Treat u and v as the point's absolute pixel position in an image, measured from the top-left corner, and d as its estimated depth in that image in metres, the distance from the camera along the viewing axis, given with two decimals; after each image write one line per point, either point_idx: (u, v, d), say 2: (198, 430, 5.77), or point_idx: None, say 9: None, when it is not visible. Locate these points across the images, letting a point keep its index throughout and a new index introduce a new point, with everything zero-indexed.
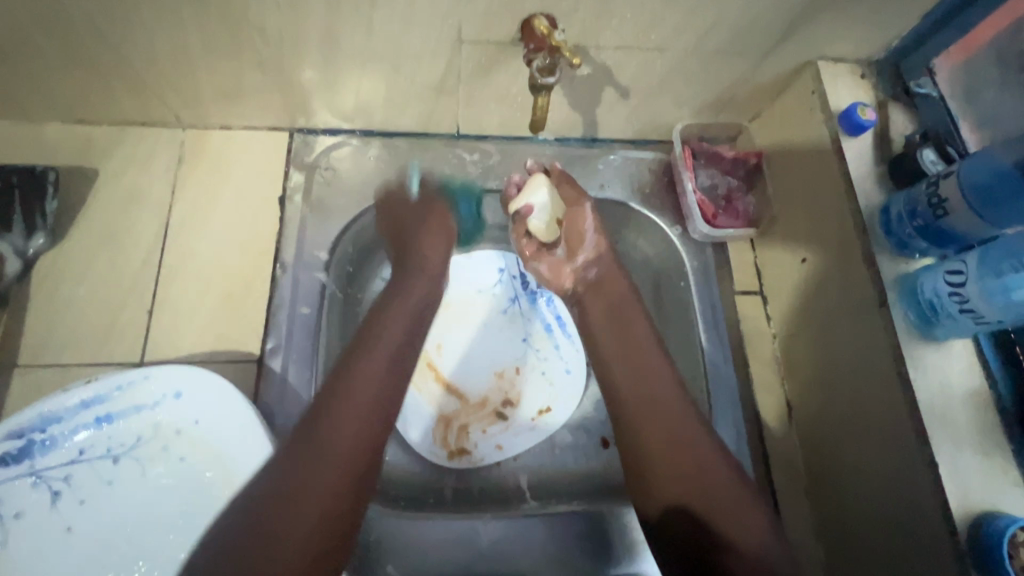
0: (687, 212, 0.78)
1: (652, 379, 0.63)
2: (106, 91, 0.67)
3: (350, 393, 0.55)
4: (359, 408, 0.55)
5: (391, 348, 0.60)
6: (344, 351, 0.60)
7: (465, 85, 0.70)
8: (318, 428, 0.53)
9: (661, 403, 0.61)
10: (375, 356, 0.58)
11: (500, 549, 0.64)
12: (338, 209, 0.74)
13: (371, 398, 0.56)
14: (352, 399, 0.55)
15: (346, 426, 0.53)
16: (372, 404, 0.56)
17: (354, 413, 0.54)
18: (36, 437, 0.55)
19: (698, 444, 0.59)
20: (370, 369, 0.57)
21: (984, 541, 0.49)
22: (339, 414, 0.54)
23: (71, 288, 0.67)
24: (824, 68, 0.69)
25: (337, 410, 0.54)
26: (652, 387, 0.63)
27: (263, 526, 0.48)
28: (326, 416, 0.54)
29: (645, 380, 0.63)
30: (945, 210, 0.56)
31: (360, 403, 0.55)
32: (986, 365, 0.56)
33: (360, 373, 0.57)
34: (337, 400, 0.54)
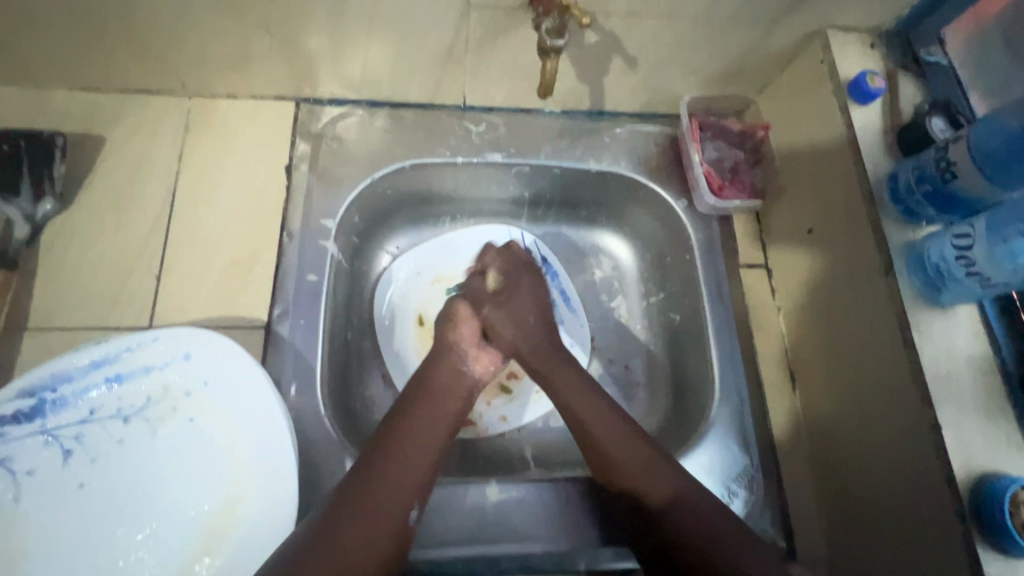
0: (693, 183, 0.78)
1: (585, 398, 0.65)
2: (112, 57, 0.67)
3: (408, 442, 0.57)
4: (428, 444, 0.59)
5: (447, 406, 0.63)
6: (398, 404, 0.62)
7: (473, 53, 0.70)
8: (383, 458, 0.56)
9: (609, 426, 0.62)
10: (429, 413, 0.61)
11: (505, 513, 0.64)
12: (344, 179, 0.74)
13: (427, 450, 0.58)
14: (408, 448, 0.57)
15: (411, 461, 0.56)
16: (428, 455, 0.58)
17: (411, 461, 0.56)
18: (48, 396, 0.56)
19: (663, 467, 0.58)
20: (430, 423, 0.60)
21: (985, 499, 0.50)
22: (412, 446, 0.57)
23: (79, 252, 0.67)
24: (834, 36, 0.68)
25: (402, 443, 0.57)
26: (604, 419, 0.62)
27: (325, 541, 0.49)
28: (385, 460, 0.55)
29: (603, 416, 0.63)
30: (953, 174, 0.56)
31: (418, 452, 0.57)
32: (991, 330, 0.57)
33: (417, 426, 0.59)
34: (396, 448, 0.56)
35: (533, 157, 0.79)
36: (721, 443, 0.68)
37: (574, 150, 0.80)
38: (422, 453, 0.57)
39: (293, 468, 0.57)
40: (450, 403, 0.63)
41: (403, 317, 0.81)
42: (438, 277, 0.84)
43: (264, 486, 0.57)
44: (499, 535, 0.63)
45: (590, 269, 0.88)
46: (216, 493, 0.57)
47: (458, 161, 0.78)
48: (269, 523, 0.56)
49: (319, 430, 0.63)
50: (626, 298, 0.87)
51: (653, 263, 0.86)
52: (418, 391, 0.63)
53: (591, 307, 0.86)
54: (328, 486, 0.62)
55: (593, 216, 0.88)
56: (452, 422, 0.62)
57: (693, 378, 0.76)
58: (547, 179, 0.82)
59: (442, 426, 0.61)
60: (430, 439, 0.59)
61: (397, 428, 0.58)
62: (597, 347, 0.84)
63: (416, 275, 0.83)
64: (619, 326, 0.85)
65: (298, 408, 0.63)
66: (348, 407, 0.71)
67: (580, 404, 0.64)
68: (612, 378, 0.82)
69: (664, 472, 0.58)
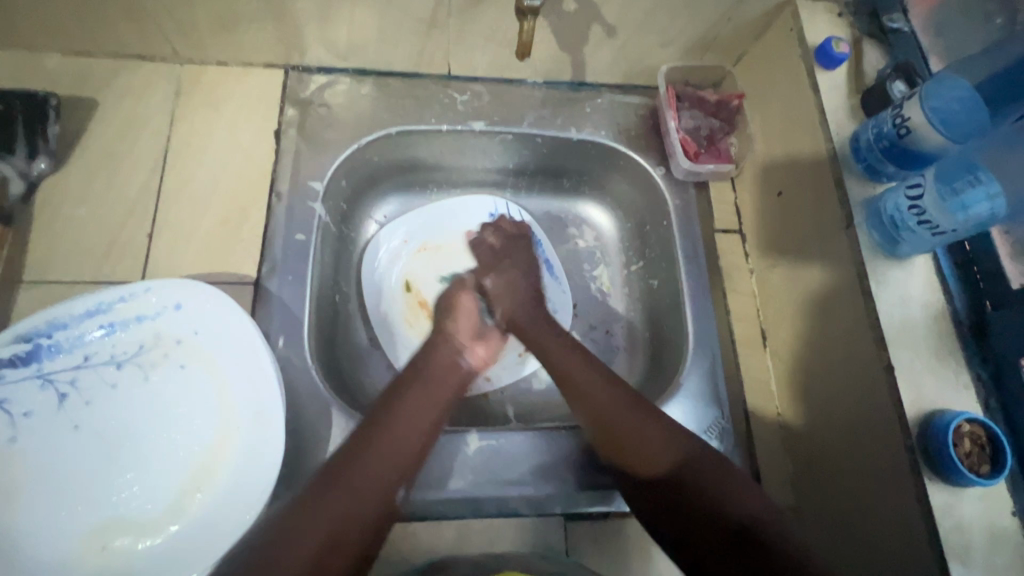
0: (670, 150, 0.81)
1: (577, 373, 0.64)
2: (105, 21, 0.69)
3: (396, 425, 0.58)
4: (417, 424, 0.59)
5: (437, 393, 0.63)
6: (389, 388, 0.62)
7: (456, 19, 0.72)
8: (371, 435, 0.56)
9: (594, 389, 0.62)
10: (416, 398, 0.61)
11: (486, 461, 0.66)
12: (331, 143, 0.76)
13: (412, 433, 0.58)
14: (395, 430, 0.57)
15: (400, 437, 0.57)
16: (417, 435, 0.59)
17: (396, 443, 0.57)
18: (42, 342, 0.58)
19: (662, 441, 0.58)
20: (421, 408, 0.60)
21: (932, 432, 0.53)
22: (400, 423, 0.58)
23: (72, 210, 0.70)
24: (802, 6, 0.71)
25: (391, 419, 0.58)
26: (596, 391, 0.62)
27: (312, 510, 0.50)
28: (372, 442, 0.56)
29: (600, 392, 0.62)
30: (907, 129, 0.59)
31: (404, 434, 0.58)
32: (944, 280, 0.60)
33: (404, 411, 0.59)
34: (384, 429, 0.57)
35: (516, 126, 0.82)
36: (692, 396, 0.71)
37: (556, 119, 0.82)
38: (408, 437, 0.58)
39: (280, 410, 0.59)
40: (440, 391, 0.63)
41: (390, 282, 0.84)
42: (424, 245, 0.86)
43: (252, 428, 0.59)
44: (481, 481, 0.65)
45: (572, 240, 0.90)
46: (206, 436, 0.59)
47: (444, 128, 0.80)
48: (256, 462, 0.58)
49: (306, 380, 0.66)
50: (607, 266, 0.89)
51: (634, 231, 0.88)
52: (413, 372, 0.64)
53: (574, 275, 0.88)
54: (313, 431, 0.64)
55: (576, 185, 0.90)
56: (442, 408, 0.62)
57: (668, 338, 0.79)
58: (530, 149, 0.85)
59: (430, 411, 0.61)
60: (421, 421, 0.60)
61: (386, 412, 0.59)
62: (580, 313, 0.86)
63: (402, 243, 0.85)
64: (601, 292, 0.88)
65: (286, 359, 0.66)
66: (335, 363, 0.74)
67: (571, 370, 0.65)
68: (593, 341, 0.85)
69: (660, 446, 0.57)
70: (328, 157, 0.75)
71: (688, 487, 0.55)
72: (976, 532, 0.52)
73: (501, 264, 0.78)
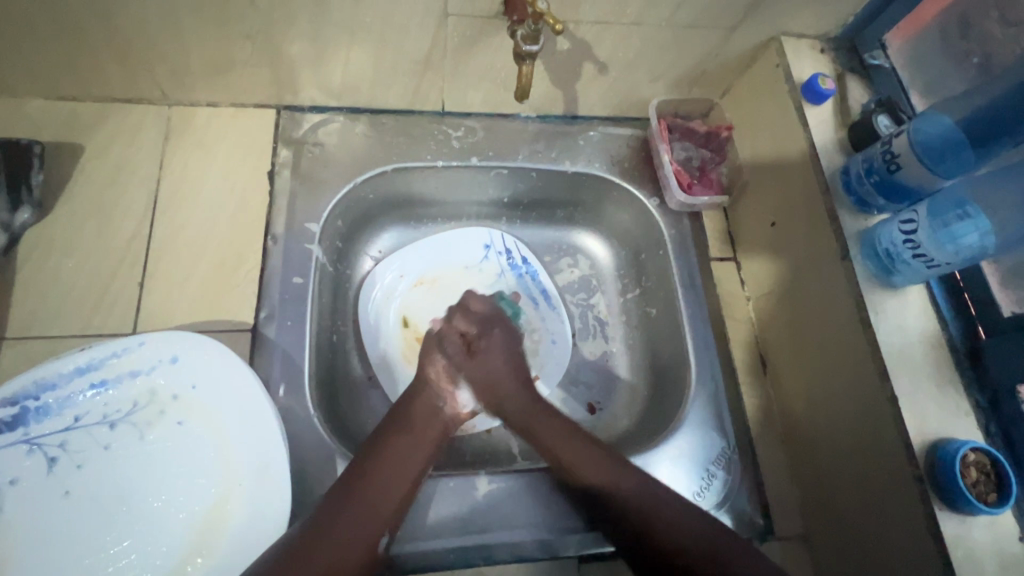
0: (664, 182, 0.82)
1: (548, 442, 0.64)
2: (92, 67, 0.67)
3: (384, 472, 0.58)
4: (402, 471, 0.59)
5: (422, 444, 0.63)
6: (377, 432, 0.62)
7: (451, 59, 0.72)
8: (363, 478, 0.57)
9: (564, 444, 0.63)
10: (400, 449, 0.61)
11: (493, 503, 0.65)
12: (326, 183, 0.75)
13: (397, 486, 0.58)
14: (381, 480, 0.58)
15: (388, 482, 0.58)
16: (404, 481, 0.59)
17: (382, 495, 0.57)
18: (30, 404, 0.56)
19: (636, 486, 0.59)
20: (407, 455, 0.60)
21: (939, 461, 0.55)
22: (389, 468, 0.59)
23: (58, 260, 0.67)
24: (786, 43, 0.74)
25: (379, 467, 0.58)
26: (571, 444, 0.63)
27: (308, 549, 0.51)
28: (359, 491, 0.56)
29: (573, 448, 0.63)
30: (898, 165, 0.61)
31: (389, 486, 0.58)
32: (939, 309, 0.62)
33: (388, 462, 0.59)
34: (370, 481, 0.57)
35: (511, 161, 0.82)
36: (698, 427, 0.71)
37: (549, 152, 0.83)
38: (398, 481, 0.58)
39: (285, 464, 0.57)
40: (427, 436, 0.63)
41: (387, 318, 0.82)
42: (420, 279, 0.85)
43: (255, 485, 0.57)
44: (489, 524, 0.64)
45: (567, 269, 0.90)
46: (206, 495, 0.57)
47: (439, 164, 0.80)
48: (261, 522, 0.56)
49: (308, 429, 0.64)
50: (604, 294, 0.90)
51: (629, 259, 0.89)
52: (400, 417, 0.64)
53: (570, 303, 0.88)
54: (318, 482, 0.63)
55: (570, 216, 0.91)
56: (428, 451, 0.63)
57: (669, 367, 0.80)
58: (524, 182, 0.85)
59: (416, 460, 0.61)
60: (406, 468, 0.60)
61: (376, 454, 0.59)
62: (579, 342, 0.86)
63: (399, 278, 0.84)
64: (598, 321, 0.88)
65: (288, 409, 0.64)
66: (335, 406, 0.72)
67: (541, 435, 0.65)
68: (593, 370, 0.85)
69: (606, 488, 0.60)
70: (326, 200, 0.74)
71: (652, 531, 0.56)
72: (986, 559, 0.53)
73: (482, 347, 0.69)
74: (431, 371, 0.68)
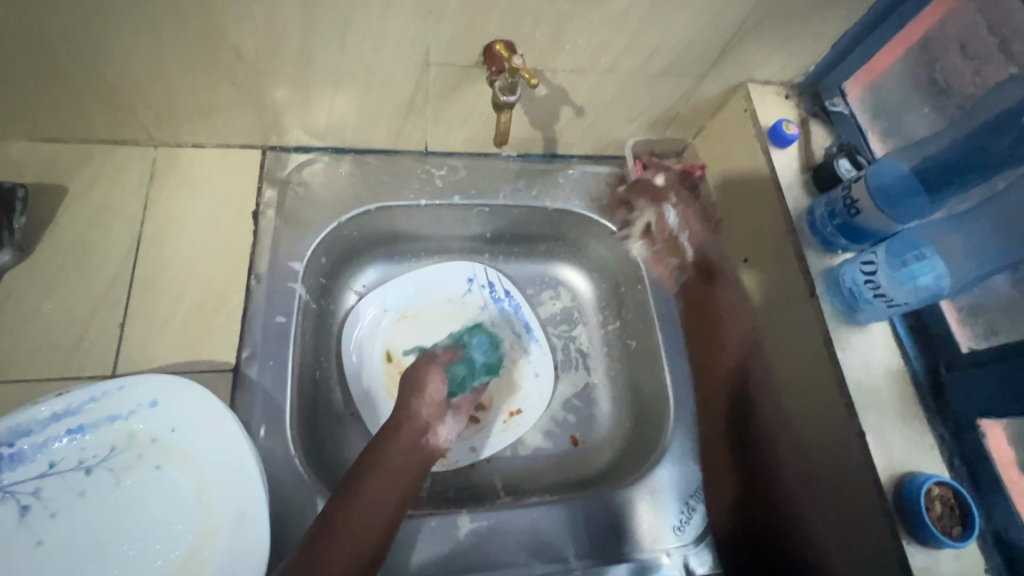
0: (640, 219, 0.85)
1: (727, 372, 0.75)
2: (79, 111, 0.68)
3: (354, 518, 0.58)
4: (374, 515, 0.60)
5: (399, 476, 0.63)
6: (350, 472, 0.62)
7: (433, 104, 0.74)
8: (332, 525, 0.58)
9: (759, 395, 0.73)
10: (375, 486, 0.61)
11: (476, 542, 0.65)
12: (311, 223, 0.77)
13: (373, 524, 0.59)
14: (357, 517, 0.59)
15: (357, 529, 0.58)
16: (377, 525, 0.59)
17: (358, 533, 0.58)
18: (3, 451, 0.55)
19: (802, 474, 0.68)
20: (381, 496, 0.61)
21: (906, 496, 0.56)
22: (358, 514, 0.59)
23: (37, 302, 0.67)
24: (752, 89, 0.78)
25: (349, 514, 0.58)
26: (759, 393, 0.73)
27: None
28: (336, 532, 0.57)
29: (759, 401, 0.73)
30: (857, 209, 0.64)
31: (366, 524, 0.59)
32: (903, 345, 0.65)
33: (364, 500, 0.60)
34: (344, 521, 0.58)
35: (492, 199, 0.84)
36: (677, 461, 0.72)
37: (530, 190, 0.86)
38: (369, 528, 0.59)
39: (263, 509, 0.57)
40: (403, 475, 0.64)
41: (370, 354, 0.83)
42: (403, 313, 0.86)
43: (233, 530, 0.57)
44: (472, 563, 0.64)
45: (549, 302, 0.92)
46: (184, 541, 0.57)
47: (422, 203, 0.82)
48: (239, 569, 0.56)
49: (290, 469, 0.64)
50: (585, 326, 0.91)
51: (609, 292, 0.91)
52: (373, 454, 0.64)
53: (552, 335, 0.90)
54: (299, 526, 0.62)
55: (551, 250, 0.93)
56: (404, 490, 0.63)
57: (648, 401, 0.81)
58: (506, 218, 0.87)
59: (390, 501, 0.61)
60: (380, 511, 0.60)
61: (346, 499, 0.59)
62: (561, 375, 0.87)
63: (382, 313, 0.85)
64: (580, 353, 0.89)
65: (268, 450, 0.64)
66: (317, 444, 0.72)
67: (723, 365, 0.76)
68: (574, 403, 0.86)
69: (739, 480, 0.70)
70: (311, 238, 0.76)
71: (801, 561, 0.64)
72: None
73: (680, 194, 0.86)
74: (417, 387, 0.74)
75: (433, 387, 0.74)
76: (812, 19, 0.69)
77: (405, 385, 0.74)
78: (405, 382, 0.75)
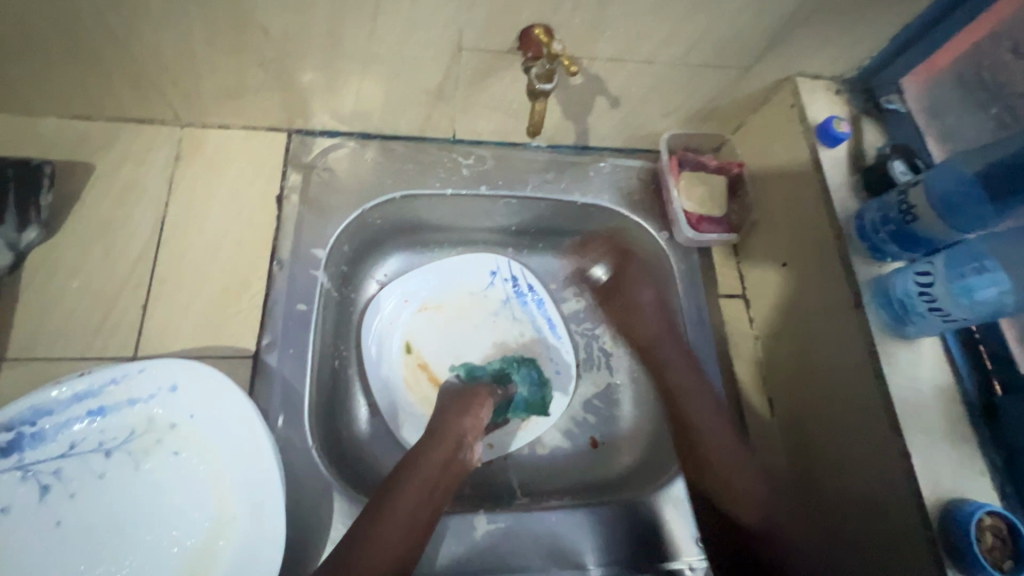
0: (673, 217, 0.81)
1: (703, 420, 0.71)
2: (107, 90, 0.67)
3: (385, 526, 0.58)
4: (404, 526, 0.58)
5: (432, 487, 0.62)
6: (388, 479, 0.63)
7: (463, 91, 0.72)
8: (365, 530, 0.58)
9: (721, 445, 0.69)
10: (410, 496, 0.60)
11: (493, 544, 0.64)
12: (335, 209, 0.75)
13: (403, 535, 0.58)
14: (389, 525, 0.58)
15: (387, 538, 0.58)
16: (405, 537, 0.58)
17: (389, 542, 0.57)
18: (26, 430, 0.55)
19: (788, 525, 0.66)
20: (411, 507, 0.60)
21: (954, 524, 0.53)
22: (389, 522, 0.58)
23: (62, 281, 0.67)
24: (801, 83, 0.74)
25: (380, 521, 0.58)
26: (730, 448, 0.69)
27: None
28: (370, 539, 0.57)
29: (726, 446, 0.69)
30: (914, 216, 0.60)
31: (394, 533, 0.58)
32: (954, 362, 0.60)
33: (399, 509, 0.59)
34: (378, 530, 0.58)
35: (520, 190, 0.82)
36: None
37: (559, 183, 0.83)
38: (396, 538, 0.58)
39: (279, 499, 0.56)
40: (437, 487, 0.63)
41: (390, 344, 0.82)
42: (424, 304, 0.85)
43: (248, 521, 0.56)
44: (488, 564, 0.63)
45: (572, 298, 0.89)
46: (199, 529, 0.56)
47: (448, 192, 0.80)
48: (254, 560, 0.55)
49: (307, 461, 0.63)
50: (609, 325, 0.88)
51: None
52: (411, 464, 0.63)
53: (574, 332, 0.87)
54: (314, 519, 0.61)
55: (577, 245, 0.90)
56: (436, 503, 0.61)
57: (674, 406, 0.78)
58: (533, 211, 0.85)
59: (423, 513, 0.60)
60: (410, 522, 0.59)
61: (380, 506, 0.59)
62: (583, 374, 0.85)
63: (403, 303, 0.83)
64: (603, 352, 0.86)
65: (286, 440, 0.63)
66: (334, 435, 0.71)
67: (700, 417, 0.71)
68: (596, 403, 0.83)
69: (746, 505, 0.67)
70: (334, 225, 0.74)
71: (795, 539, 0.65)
72: None
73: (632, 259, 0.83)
74: (466, 400, 0.71)
75: (484, 406, 0.72)
76: (873, 8, 0.64)
77: (455, 399, 0.72)
78: (454, 397, 0.73)
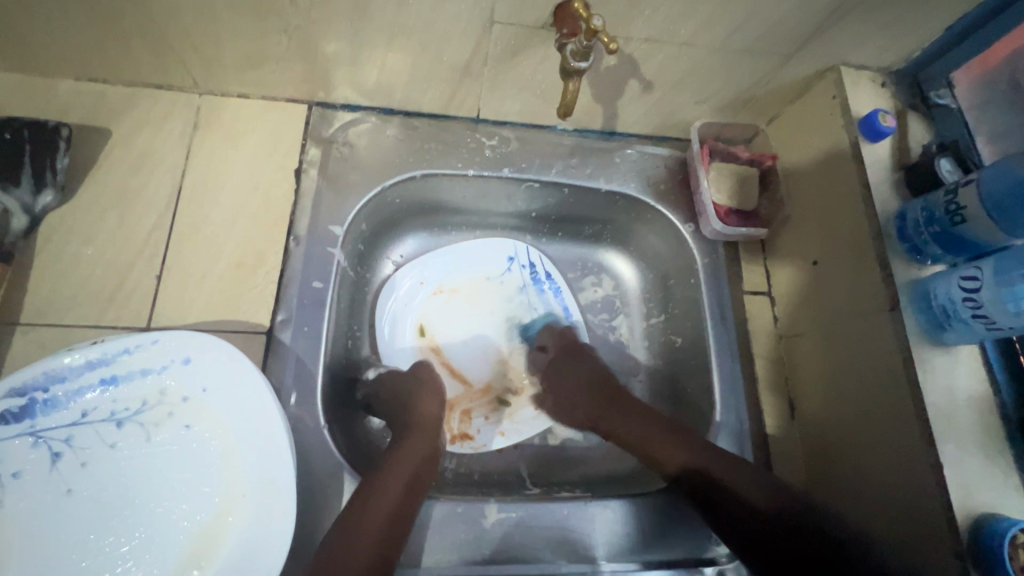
0: (700, 209, 0.78)
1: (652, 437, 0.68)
2: (124, 53, 0.65)
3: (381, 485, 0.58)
4: (398, 483, 0.59)
5: (419, 448, 0.64)
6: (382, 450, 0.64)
7: (491, 67, 0.69)
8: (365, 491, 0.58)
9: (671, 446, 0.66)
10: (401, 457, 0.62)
11: (504, 534, 0.63)
12: (354, 185, 0.73)
13: (399, 491, 0.58)
14: (387, 483, 0.59)
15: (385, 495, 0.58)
16: (401, 493, 0.58)
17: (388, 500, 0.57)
18: (38, 396, 0.54)
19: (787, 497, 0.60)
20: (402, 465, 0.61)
21: (985, 539, 0.51)
22: (386, 480, 0.59)
23: (76, 247, 0.66)
24: (845, 74, 0.70)
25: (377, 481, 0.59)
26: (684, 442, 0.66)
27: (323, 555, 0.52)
28: (370, 499, 0.57)
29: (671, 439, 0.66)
30: (962, 217, 0.57)
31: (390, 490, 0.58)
32: (993, 373, 0.58)
33: (394, 469, 0.60)
34: (377, 490, 0.58)
35: (544, 174, 0.79)
36: None
37: (584, 168, 0.80)
38: (393, 494, 0.58)
39: (291, 478, 0.55)
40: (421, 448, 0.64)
41: (404, 326, 0.80)
42: (440, 287, 0.83)
43: (259, 497, 0.55)
44: (499, 556, 0.62)
45: (590, 288, 0.88)
46: (209, 504, 0.56)
47: (470, 173, 0.77)
48: (266, 537, 0.54)
49: (319, 442, 0.62)
50: (627, 317, 0.87)
51: (656, 283, 0.86)
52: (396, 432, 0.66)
53: (590, 322, 0.86)
54: (324, 499, 0.61)
55: (598, 235, 0.88)
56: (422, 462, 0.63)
57: (692, 402, 0.77)
58: (555, 197, 0.82)
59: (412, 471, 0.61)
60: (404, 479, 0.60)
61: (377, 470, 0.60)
62: None
63: (418, 285, 0.82)
64: (619, 344, 0.85)
65: (298, 419, 0.62)
66: (345, 416, 0.70)
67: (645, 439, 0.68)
68: None
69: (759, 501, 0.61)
70: (352, 202, 0.72)
71: (822, 550, 0.56)
72: None
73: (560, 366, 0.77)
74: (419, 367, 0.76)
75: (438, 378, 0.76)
76: None
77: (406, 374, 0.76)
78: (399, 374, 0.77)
